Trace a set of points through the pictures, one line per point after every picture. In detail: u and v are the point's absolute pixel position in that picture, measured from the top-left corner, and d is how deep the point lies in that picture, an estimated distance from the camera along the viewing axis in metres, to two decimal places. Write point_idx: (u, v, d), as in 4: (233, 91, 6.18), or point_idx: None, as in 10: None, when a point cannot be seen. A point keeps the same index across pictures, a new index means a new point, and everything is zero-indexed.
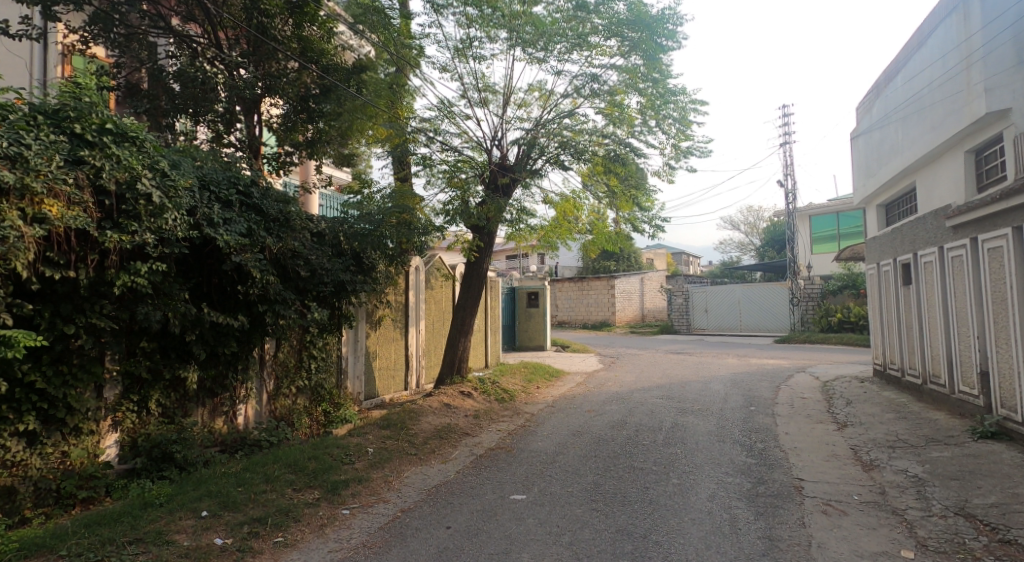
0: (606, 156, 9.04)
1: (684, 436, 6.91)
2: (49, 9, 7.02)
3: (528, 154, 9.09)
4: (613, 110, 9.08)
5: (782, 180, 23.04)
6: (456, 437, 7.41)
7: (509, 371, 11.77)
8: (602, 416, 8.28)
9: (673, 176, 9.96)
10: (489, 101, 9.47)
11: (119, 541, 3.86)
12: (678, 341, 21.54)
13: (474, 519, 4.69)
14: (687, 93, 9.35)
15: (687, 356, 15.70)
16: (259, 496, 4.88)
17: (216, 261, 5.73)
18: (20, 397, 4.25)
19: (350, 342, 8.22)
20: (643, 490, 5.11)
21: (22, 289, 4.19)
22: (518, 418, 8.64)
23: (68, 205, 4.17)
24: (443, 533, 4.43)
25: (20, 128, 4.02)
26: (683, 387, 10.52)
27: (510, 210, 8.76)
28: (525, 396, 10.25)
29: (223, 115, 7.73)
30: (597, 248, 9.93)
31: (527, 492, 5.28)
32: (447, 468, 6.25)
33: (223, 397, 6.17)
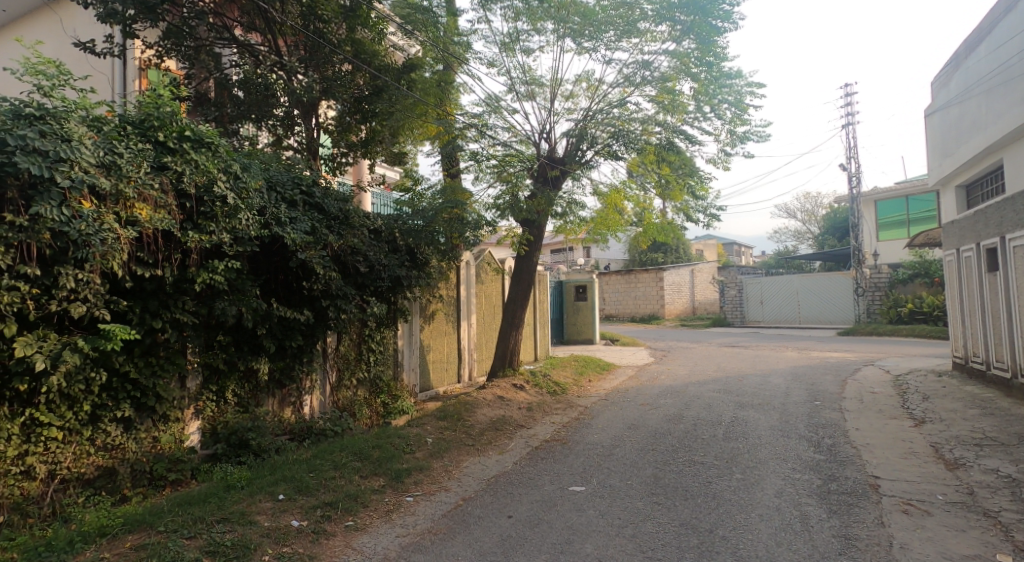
0: (658, 144, 8.99)
1: (746, 431, 6.79)
2: (128, 27, 7.45)
3: (578, 145, 9.07)
4: (664, 97, 8.98)
5: (844, 164, 22.11)
6: (511, 429, 7.54)
7: (560, 364, 11.84)
8: (658, 410, 8.25)
9: (729, 163, 9.76)
10: (536, 94, 9.51)
11: (208, 520, 4.15)
12: (734, 334, 21.04)
13: (535, 509, 4.80)
14: (743, 77, 9.13)
15: (744, 350, 15.36)
16: (330, 482, 5.13)
17: (282, 259, 6.01)
18: (117, 386, 4.59)
19: (405, 336, 8.47)
20: (706, 484, 5.09)
21: (117, 287, 4.54)
22: (571, 411, 8.70)
23: (155, 208, 4.45)
24: (506, 522, 4.55)
25: (113, 138, 4.28)
26: (741, 380, 10.31)
27: (560, 202, 8.80)
28: (577, 389, 10.29)
29: (283, 119, 8.21)
30: (648, 240, 9.80)
31: (586, 483, 5.36)
32: (505, 459, 6.38)
33: (290, 388, 6.49)
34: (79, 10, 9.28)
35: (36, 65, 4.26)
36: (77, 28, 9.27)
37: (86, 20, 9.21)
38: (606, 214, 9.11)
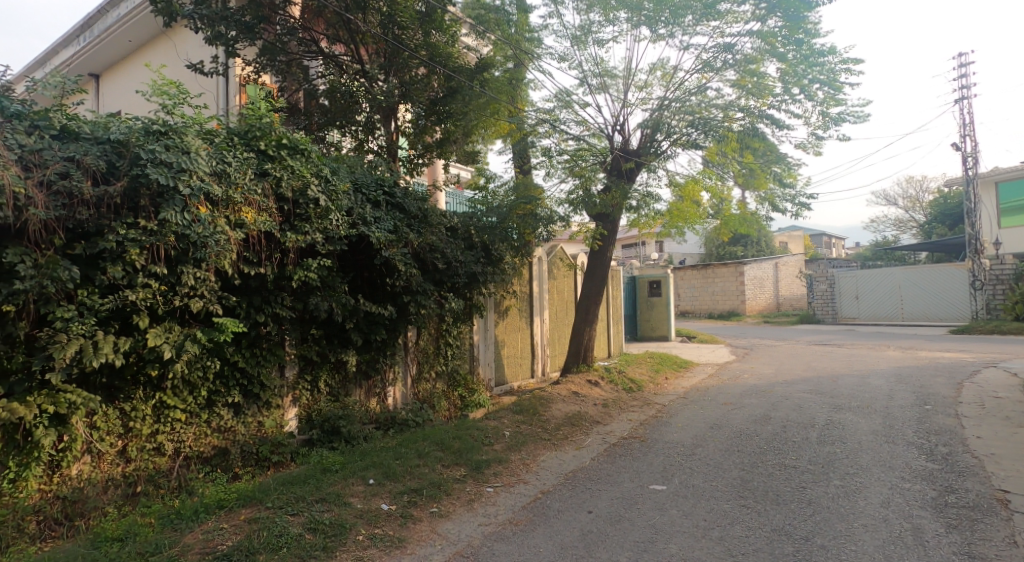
0: (742, 131, 8.77)
1: (843, 435, 6.52)
2: (230, 47, 8.09)
3: (653, 136, 8.97)
4: (746, 80, 8.74)
5: (958, 143, 20.43)
6: (587, 424, 7.61)
7: (635, 361, 11.79)
8: (742, 410, 8.04)
9: (821, 148, 9.32)
10: (609, 85, 9.48)
11: (309, 499, 4.50)
12: (826, 331, 19.98)
13: (615, 505, 4.86)
14: (836, 54, 8.71)
15: (839, 348, 14.59)
16: (414, 469, 5.40)
17: (368, 256, 6.32)
18: (229, 374, 5.06)
19: (480, 331, 8.72)
20: (800, 490, 4.96)
21: (227, 284, 4.98)
22: (649, 408, 8.64)
23: (258, 212, 4.85)
24: (586, 517, 4.65)
25: (223, 148, 4.69)
26: (835, 381, 9.84)
27: (635, 196, 8.72)
28: (653, 386, 10.22)
29: (364, 125, 8.61)
30: (729, 232, 9.65)
31: (667, 482, 5.36)
32: (582, 454, 6.46)
33: (375, 379, 6.84)
34: (190, 35, 10.09)
35: (159, 87, 4.77)
36: (188, 51, 10.12)
37: (195, 43, 10.03)
38: (683, 206, 8.88)
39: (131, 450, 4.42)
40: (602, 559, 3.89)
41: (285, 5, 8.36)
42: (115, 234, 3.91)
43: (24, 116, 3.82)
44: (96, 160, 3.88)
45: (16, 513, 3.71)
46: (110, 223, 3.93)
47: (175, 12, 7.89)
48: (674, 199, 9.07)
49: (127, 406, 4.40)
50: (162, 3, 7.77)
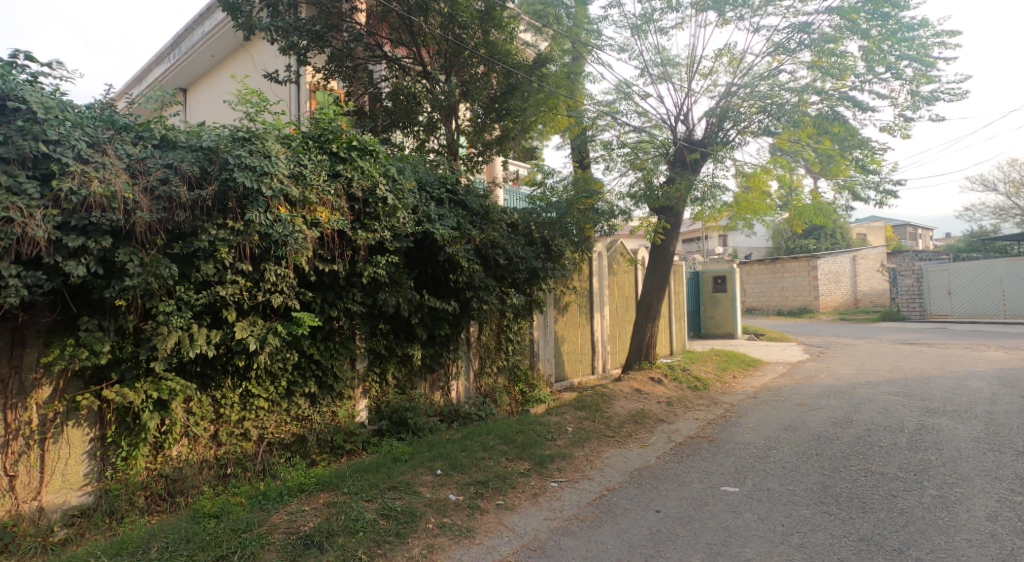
0: (819, 116, 8.24)
1: (936, 442, 6.16)
2: (301, 56, 8.49)
3: (720, 125, 8.74)
4: (824, 60, 8.34)
5: None
6: (651, 422, 7.54)
7: (700, 359, 11.55)
8: (819, 412, 7.74)
9: (910, 129, 8.84)
10: (671, 75, 9.31)
11: (381, 487, 4.70)
12: (912, 329, 18.82)
13: (685, 505, 4.82)
14: (928, 27, 8.19)
15: (928, 348, 13.72)
16: (480, 462, 5.53)
17: (432, 253, 6.48)
18: (305, 365, 5.33)
19: (540, 327, 8.78)
20: (889, 498, 4.73)
21: (304, 280, 5.25)
22: (717, 408, 8.47)
23: (332, 211, 5.08)
24: (654, 517, 4.63)
25: (300, 152, 4.94)
26: (925, 384, 9.28)
27: (701, 186, 8.49)
28: (719, 385, 9.99)
29: (425, 125, 8.80)
30: (803, 223, 9.26)
31: (740, 484, 5.26)
32: (647, 453, 6.43)
33: (439, 373, 7.01)
34: (266, 47, 10.62)
35: (243, 96, 5.09)
36: (263, 62, 10.67)
37: (270, 53, 10.55)
38: (752, 197, 8.74)
39: (221, 435, 4.75)
40: (673, 560, 3.88)
41: (351, 13, 8.69)
42: (207, 234, 4.22)
43: (131, 128, 4.19)
44: (192, 166, 4.19)
45: (128, 488, 4.22)
46: (203, 224, 4.24)
47: (253, 26, 8.39)
48: (742, 189, 8.89)
49: (217, 394, 4.74)
50: (243, 18, 8.31)
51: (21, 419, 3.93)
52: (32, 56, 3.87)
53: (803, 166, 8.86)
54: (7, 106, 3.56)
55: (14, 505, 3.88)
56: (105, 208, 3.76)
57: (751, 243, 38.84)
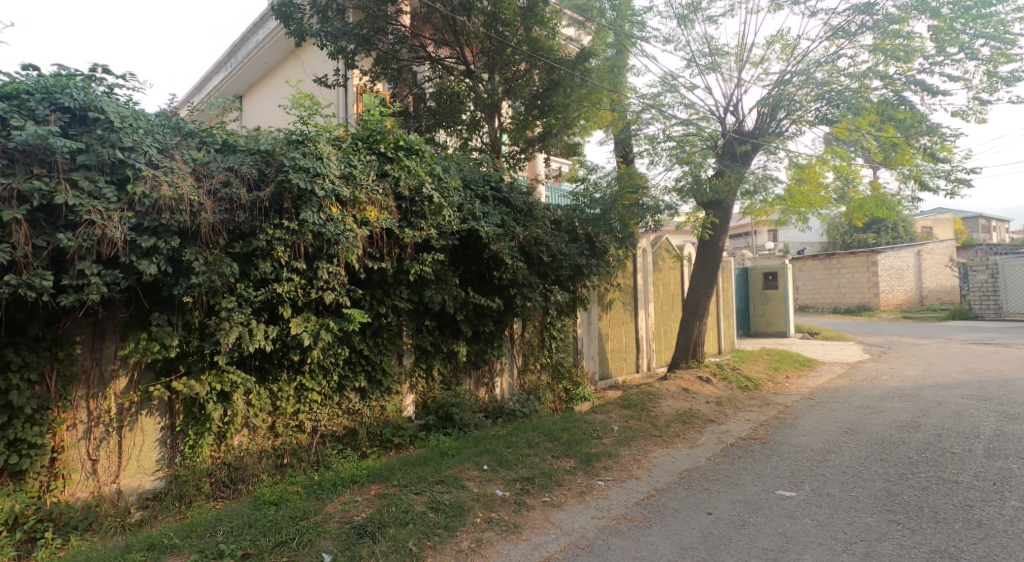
0: (882, 101, 7.84)
1: (1014, 450, 5.85)
2: (348, 59, 8.70)
3: (773, 116, 8.55)
4: (888, 41, 7.98)
5: None
6: (700, 422, 7.44)
7: (750, 358, 11.30)
8: (883, 416, 7.46)
9: (986, 114, 8.39)
10: (719, 65, 9.13)
11: (430, 480, 4.80)
12: (982, 329, 17.84)
13: (738, 509, 4.74)
14: (1006, 3, 7.77)
15: (1001, 349, 12.99)
16: (526, 458, 5.57)
17: (477, 250, 6.56)
18: (356, 361, 5.49)
19: (583, 324, 8.77)
20: (964, 509, 4.53)
21: (354, 278, 5.40)
22: (770, 409, 8.28)
23: (380, 210, 5.21)
24: (705, 519, 4.58)
25: (350, 153, 5.08)
26: (1001, 387, 8.81)
27: (752, 178, 8.36)
28: (772, 385, 9.75)
29: (468, 124, 8.89)
30: (864, 217, 8.87)
31: (797, 489, 5.13)
32: (695, 453, 6.35)
33: (483, 369, 7.08)
34: (316, 52, 10.93)
35: (297, 101, 5.29)
36: (313, 66, 10.98)
37: (319, 58, 10.85)
38: (806, 189, 8.48)
39: (278, 427, 4.95)
40: None
41: (397, 16, 8.85)
42: (265, 234, 4.41)
43: (195, 134, 4.39)
44: (250, 169, 4.38)
45: (195, 474, 4.46)
46: (261, 225, 4.43)
47: (304, 32, 8.67)
48: (796, 181, 8.70)
49: (275, 387, 4.92)
50: (295, 26, 8.66)
51: (102, 407, 4.22)
52: (108, 69, 4.10)
53: (862, 157, 8.53)
54: (88, 116, 3.78)
55: (96, 486, 4.18)
56: (174, 210, 3.98)
57: (805, 238, 37.53)
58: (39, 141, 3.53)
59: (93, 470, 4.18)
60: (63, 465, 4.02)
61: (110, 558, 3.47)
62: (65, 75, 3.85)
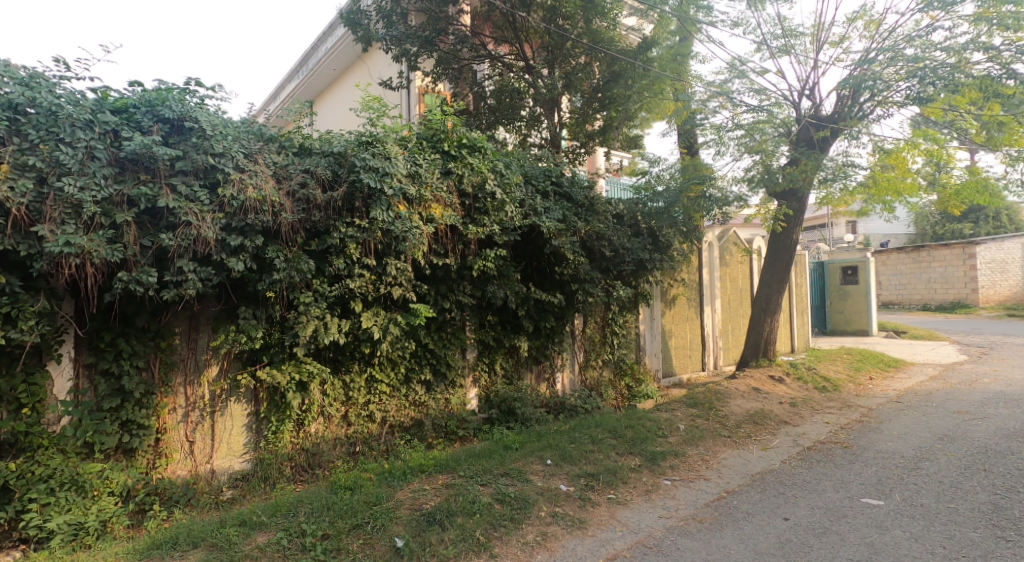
0: (985, 77, 7.31)
1: None
2: (410, 60, 8.87)
3: (854, 99, 8.12)
4: (992, 10, 7.41)
5: None
6: (773, 424, 7.21)
7: (829, 358, 10.86)
8: (984, 423, 6.99)
9: None
10: (794, 46, 8.78)
11: (495, 472, 4.91)
12: None
13: (818, 515, 4.59)
14: None
15: None
16: (590, 454, 5.59)
17: (538, 245, 6.58)
18: (422, 354, 5.66)
19: (646, 320, 8.66)
20: None
21: (420, 273, 5.57)
22: (851, 412, 7.92)
23: (445, 207, 5.34)
24: (782, 524, 4.46)
25: (416, 152, 5.22)
26: None
27: (828, 167, 7.81)
28: (853, 387, 9.31)
29: (529, 121, 8.93)
30: (961, 205, 8.39)
31: (885, 497, 4.90)
32: (768, 456, 6.18)
33: (544, 364, 7.12)
34: (381, 56, 11.25)
35: (366, 103, 5.49)
36: (378, 71, 11.32)
37: (383, 62, 11.17)
38: (892, 176, 8.02)
39: (350, 416, 5.19)
40: None
41: (457, 16, 8.99)
42: (338, 232, 4.63)
43: (275, 139, 4.64)
44: (325, 171, 4.60)
45: (278, 458, 4.75)
46: (335, 223, 4.66)
47: (371, 38, 8.95)
48: (881, 168, 8.16)
49: (347, 377, 5.16)
50: (362, 32, 8.95)
51: (197, 393, 4.57)
52: (200, 81, 4.40)
53: (959, 140, 8.08)
54: (184, 126, 4.07)
55: (193, 465, 4.52)
56: (258, 211, 4.25)
57: (890, 230, 35.41)
58: (145, 150, 3.84)
59: (191, 450, 4.53)
60: (165, 445, 4.38)
61: (208, 532, 3.76)
62: (164, 88, 4.15)
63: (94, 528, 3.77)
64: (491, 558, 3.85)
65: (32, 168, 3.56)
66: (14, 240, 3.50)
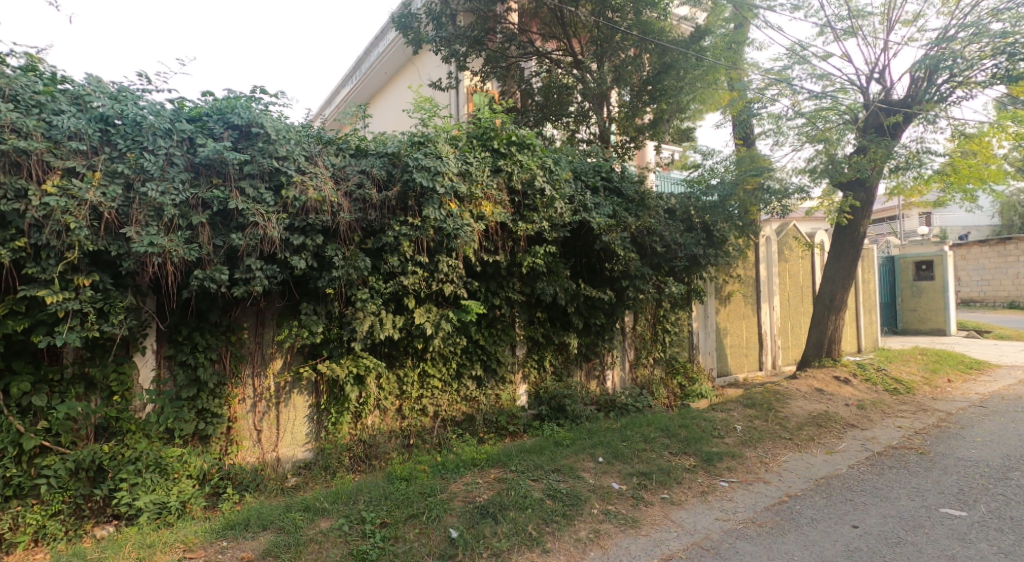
0: None
1: None
2: (458, 60, 8.96)
3: (930, 80, 7.75)
4: None
5: None
6: (839, 427, 6.96)
7: (901, 359, 10.40)
8: None
9: None
10: (861, 28, 8.42)
11: (546, 468, 4.96)
12: None
13: (891, 524, 4.42)
14: None
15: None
16: (642, 453, 5.56)
17: (587, 241, 6.55)
18: (472, 350, 5.76)
19: (700, 318, 8.51)
20: None
21: (470, 271, 5.66)
22: (927, 416, 7.55)
23: (494, 204, 5.40)
24: (850, 532, 4.32)
25: (466, 151, 5.30)
26: None
27: (903, 154, 7.55)
28: (929, 390, 8.87)
29: (577, 116, 9.02)
30: None
31: (969, 509, 4.66)
32: (834, 460, 5.97)
33: (594, 362, 7.10)
34: (431, 57, 11.45)
35: (418, 104, 5.62)
36: (428, 72, 11.52)
37: (432, 64, 11.36)
38: (973, 162, 7.60)
39: (404, 409, 5.34)
40: None
41: (505, 15, 9.04)
42: (393, 231, 4.76)
43: (333, 141, 4.80)
44: (380, 171, 4.77)
45: (337, 448, 4.94)
46: (389, 222, 4.79)
47: (421, 40, 9.10)
48: (961, 154, 7.71)
49: (401, 372, 5.31)
50: (413, 34, 9.10)
51: (264, 385, 4.80)
52: (265, 89, 4.60)
53: None
54: (251, 131, 4.27)
55: (261, 453, 4.76)
56: (318, 211, 4.43)
57: (969, 222, 33.42)
58: (217, 156, 4.07)
59: (259, 438, 4.76)
60: (236, 433, 4.62)
61: (276, 515, 3.97)
62: (233, 96, 4.36)
63: (176, 507, 4.02)
64: (543, 553, 3.88)
65: (121, 175, 3.84)
66: (105, 241, 3.79)
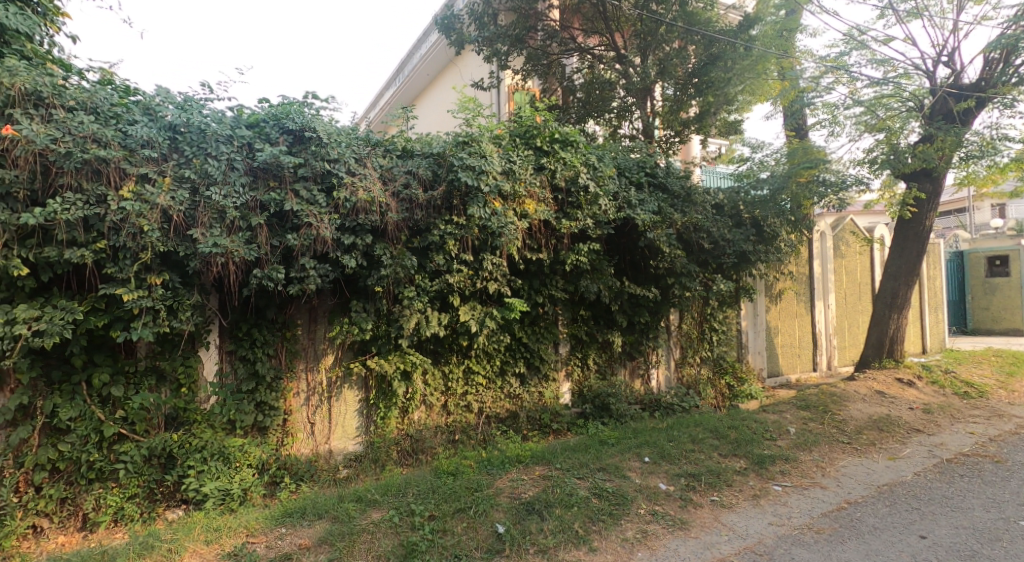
0: None
1: None
2: (501, 59, 9.00)
3: (1005, 61, 7.37)
4: None
5: None
6: (903, 432, 6.69)
7: (970, 360, 9.92)
8: None
9: None
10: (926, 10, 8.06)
11: (591, 466, 4.95)
12: None
13: (963, 536, 4.23)
14: None
15: None
16: (690, 454, 5.48)
17: (632, 237, 6.49)
18: (516, 347, 5.81)
19: (749, 316, 8.33)
20: None
21: (513, 268, 5.69)
22: (1004, 422, 7.16)
23: (538, 202, 5.41)
24: (917, 542, 4.16)
25: (509, 150, 5.34)
26: None
27: (975, 140, 7.17)
28: (1003, 393, 8.42)
29: (619, 111, 8.89)
30: None
31: None
32: (898, 466, 5.75)
33: (638, 360, 7.03)
34: (473, 57, 11.55)
35: (462, 104, 5.69)
36: (471, 72, 11.63)
37: (474, 63, 11.46)
38: None
39: (450, 405, 5.42)
40: None
41: (547, 12, 9.02)
42: (438, 230, 4.83)
43: (381, 143, 4.90)
44: (425, 171, 4.85)
45: (386, 441, 5.07)
46: (435, 221, 4.87)
47: (464, 40, 9.16)
48: None
49: (446, 368, 5.40)
50: (455, 35, 9.19)
51: (317, 379, 4.96)
52: (316, 94, 4.75)
53: None
54: (305, 135, 4.43)
55: (315, 445, 4.92)
56: (367, 211, 4.55)
57: None
58: (274, 160, 4.22)
59: (313, 431, 4.93)
60: (291, 425, 4.80)
61: (330, 505, 4.11)
62: (287, 102, 4.53)
63: (238, 494, 4.22)
64: (590, 551, 3.87)
65: (188, 180, 4.02)
66: (175, 242, 4.00)
